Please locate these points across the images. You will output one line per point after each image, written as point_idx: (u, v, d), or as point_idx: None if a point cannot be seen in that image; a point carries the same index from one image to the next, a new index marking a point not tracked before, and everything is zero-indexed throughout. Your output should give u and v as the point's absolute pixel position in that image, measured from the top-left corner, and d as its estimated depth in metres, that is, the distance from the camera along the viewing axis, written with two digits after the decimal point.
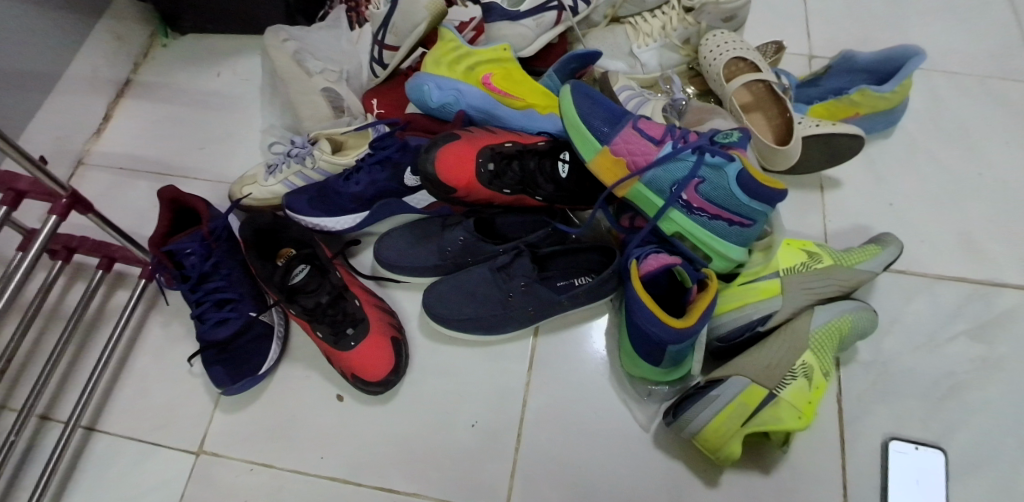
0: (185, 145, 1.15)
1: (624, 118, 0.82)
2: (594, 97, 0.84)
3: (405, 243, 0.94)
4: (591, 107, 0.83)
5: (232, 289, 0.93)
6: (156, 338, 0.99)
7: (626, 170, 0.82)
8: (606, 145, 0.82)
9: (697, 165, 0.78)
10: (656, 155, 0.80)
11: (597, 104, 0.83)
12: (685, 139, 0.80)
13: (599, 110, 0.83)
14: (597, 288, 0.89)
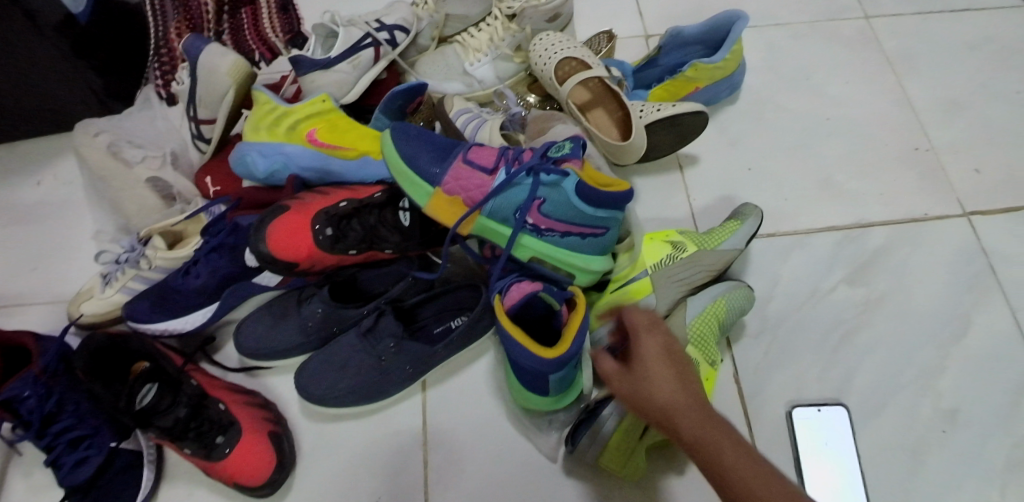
0: (12, 268, 1.04)
1: (452, 153, 0.79)
2: (419, 137, 0.80)
3: (262, 327, 0.87)
4: (415, 148, 0.79)
5: (84, 424, 0.84)
6: (17, 493, 0.89)
7: (465, 207, 0.79)
8: (436, 185, 0.78)
9: (533, 187, 0.75)
10: (490, 185, 0.76)
11: (422, 145, 0.80)
12: (518, 161, 0.77)
13: (425, 150, 0.79)
14: (471, 328, 0.84)
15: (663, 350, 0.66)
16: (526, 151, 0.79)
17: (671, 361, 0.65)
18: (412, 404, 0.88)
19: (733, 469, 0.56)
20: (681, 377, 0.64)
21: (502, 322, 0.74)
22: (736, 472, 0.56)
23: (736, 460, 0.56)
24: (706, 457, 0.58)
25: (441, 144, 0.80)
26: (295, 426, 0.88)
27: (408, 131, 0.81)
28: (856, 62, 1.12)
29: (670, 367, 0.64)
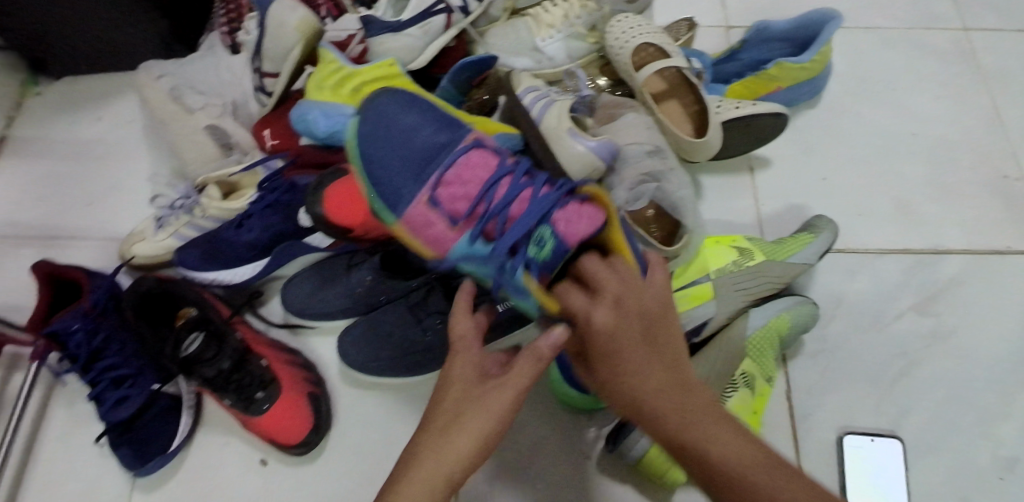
0: (70, 202, 1.05)
1: (422, 182, 0.68)
2: (403, 170, 0.69)
3: (309, 288, 0.86)
4: (381, 173, 0.70)
5: (128, 364, 0.84)
6: (59, 422, 0.90)
7: (426, 247, 0.69)
8: (396, 218, 0.69)
9: (494, 277, 0.64)
10: (454, 243, 0.66)
11: (392, 166, 0.70)
12: (489, 231, 0.64)
13: (390, 190, 0.69)
14: (517, 317, 0.84)
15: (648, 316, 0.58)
16: (511, 207, 0.64)
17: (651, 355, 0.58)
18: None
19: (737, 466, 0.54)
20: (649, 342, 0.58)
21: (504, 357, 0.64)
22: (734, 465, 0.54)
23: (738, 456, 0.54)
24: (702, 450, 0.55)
25: (408, 165, 0.69)
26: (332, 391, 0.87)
27: (376, 153, 0.71)
28: (949, 77, 1.05)
29: (661, 370, 0.58)
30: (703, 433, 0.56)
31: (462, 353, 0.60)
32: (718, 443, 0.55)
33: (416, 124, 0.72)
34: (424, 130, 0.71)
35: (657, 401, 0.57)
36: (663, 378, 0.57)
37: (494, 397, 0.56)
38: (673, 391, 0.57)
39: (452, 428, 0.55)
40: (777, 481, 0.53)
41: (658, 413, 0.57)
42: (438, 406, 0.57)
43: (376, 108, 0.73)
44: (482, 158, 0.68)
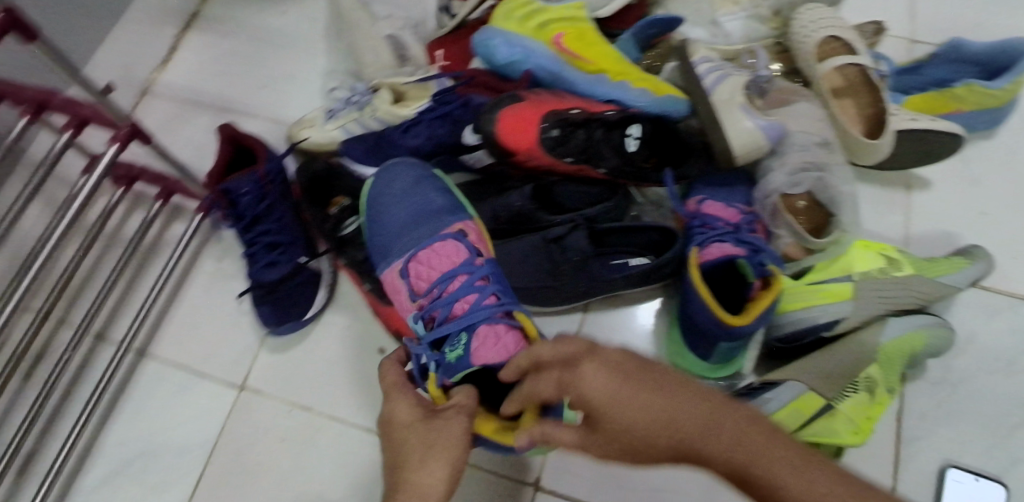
0: (247, 81, 1.12)
1: (404, 248, 0.82)
2: (418, 237, 0.82)
3: None
4: (393, 230, 0.84)
5: (283, 233, 0.90)
6: (207, 274, 0.97)
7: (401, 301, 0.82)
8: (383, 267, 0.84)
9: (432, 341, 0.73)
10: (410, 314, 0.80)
11: (406, 242, 0.83)
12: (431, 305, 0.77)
13: (401, 240, 0.83)
14: (652, 272, 0.84)
15: (571, 356, 0.54)
16: (460, 302, 0.75)
17: (602, 363, 0.52)
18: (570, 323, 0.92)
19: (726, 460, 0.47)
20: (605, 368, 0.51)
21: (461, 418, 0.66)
22: (708, 441, 0.47)
23: (752, 437, 0.47)
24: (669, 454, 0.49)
25: (398, 232, 0.84)
26: None
27: (386, 196, 0.85)
28: None
29: (616, 388, 0.50)
30: (683, 422, 0.48)
31: (408, 414, 0.62)
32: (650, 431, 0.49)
33: (432, 203, 0.85)
34: (435, 198, 0.85)
35: (623, 418, 0.50)
36: (607, 389, 0.51)
37: (439, 438, 0.59)
38: (610, 373, 0.51)
39: (412, 486, 0.56)
40: (779, 464, 0.45)
41: (626, 421, 0.50)
42: (402, 468, 0.58)
43: (388, 175, 0.87)
44: (451, 247, 0.80)
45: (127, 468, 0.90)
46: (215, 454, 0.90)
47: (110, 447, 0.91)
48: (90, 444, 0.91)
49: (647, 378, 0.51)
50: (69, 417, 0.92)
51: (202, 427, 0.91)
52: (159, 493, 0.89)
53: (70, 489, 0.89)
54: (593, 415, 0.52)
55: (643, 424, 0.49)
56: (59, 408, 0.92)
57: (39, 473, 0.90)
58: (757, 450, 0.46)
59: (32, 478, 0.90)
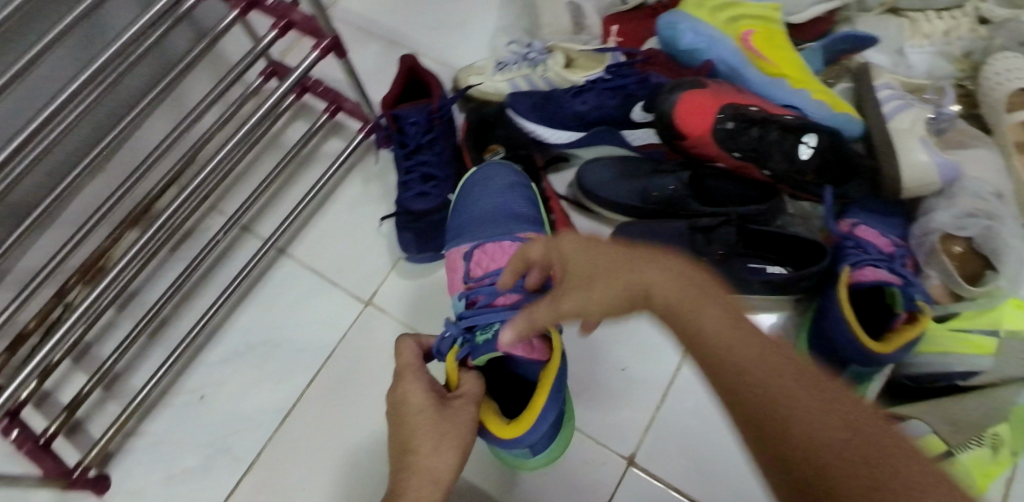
0: (420, 20, 1.16)
1: (474, 235, 0.84)
2: (489, 231, 0.83)
3: (608, 175, 0.92)
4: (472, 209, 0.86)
5: (438, 167, 0.93)
6: (354, 192, 1.01)
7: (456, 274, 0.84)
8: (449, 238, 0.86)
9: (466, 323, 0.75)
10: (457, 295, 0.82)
11: (480, 231, 0.84)
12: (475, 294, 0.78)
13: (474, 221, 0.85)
14: (791, 283, 0.84)
15: (589, 264, 0.56)
16: (505, 294, 0.76)
17: (669, 271, 0.53)
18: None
19: (775, 391, 0.47)
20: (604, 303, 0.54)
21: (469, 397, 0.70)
22: (782, 391, 0.47)
23: (810, 397, 0.46)
24: (746, 370, 0.48)
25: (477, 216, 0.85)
26: None
27: (483, 178, 0.88)
28: None
29: (626, 273, 0.54)
30: (751, 356, 0.49)
31: (413, 395, 0.66)
32: (726, 332, 0.50)
33: (514, 209, 0.86)
34: (518, 206, 0.86)
35: (692, 315, 0.51)
36: (680, 293, 0.52)
37: (437, 425, 0.64)
38: (676, 284, 0.53)
39: (413, 466, 0.61)
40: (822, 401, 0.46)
41: (706, 334, 0.50)
42: (410, 445, 0.63)
43: (493, 169, 0.89)
44: (515, 253, 0.82)
45: (246, 353, 0.94)
46: (331, 359, 0.93)
47: (236, 331, 0.95)
48: (219, 324, 0.96)
49: (713, 315, 0.51)
50: (205, 296, 0.98)
51: (324, 331, 0.94)
52: (275, 382, 0.92)
53: (193, 361, 0.94)
54: (577, 294, 0.55)
55: (710, 322, 0.50)
56: (198, 286, 0.98)
57: (169, 341, 0.96)
58: (745, 350, 0.49)
59: (162, 344, 0.96)
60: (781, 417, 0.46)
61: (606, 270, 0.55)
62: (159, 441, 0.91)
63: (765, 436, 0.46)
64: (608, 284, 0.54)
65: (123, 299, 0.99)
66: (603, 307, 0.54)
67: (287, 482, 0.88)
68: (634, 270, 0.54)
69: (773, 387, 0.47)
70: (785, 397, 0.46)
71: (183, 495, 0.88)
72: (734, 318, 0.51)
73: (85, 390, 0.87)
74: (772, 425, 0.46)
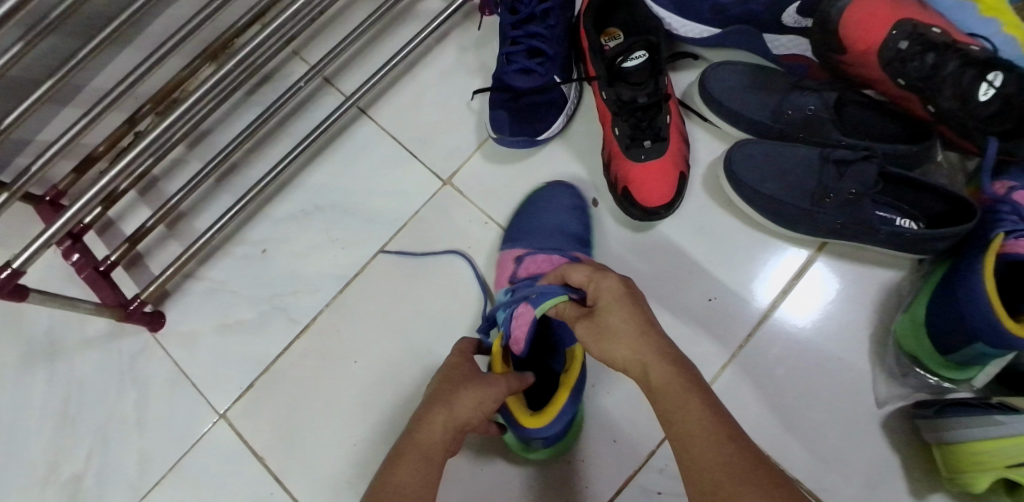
0: None
1: (531, 243, 0.82)
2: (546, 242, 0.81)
3: (740, 83, 0.82)
4: (538, 222, 0.83)
5: (549, 44, 0.82)
6: (449, 59, 0.91)
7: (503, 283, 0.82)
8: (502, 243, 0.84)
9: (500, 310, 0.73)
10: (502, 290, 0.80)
11: (537, 238, 0.82)
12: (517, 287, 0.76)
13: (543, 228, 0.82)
14: (921, 242, 0.74)
15: (614, 296, 0.60)
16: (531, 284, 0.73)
17: (665, 354, 0.56)
18: (799, 256, 0.83)
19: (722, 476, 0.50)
20: (607, 324, 0.58)
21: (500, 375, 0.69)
22: (722, 474, 0.51)
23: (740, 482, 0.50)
24: (694, 448, 0.52)
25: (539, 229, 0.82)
26: (688, 188, 0.85)
27: (553, 198, 0.84)
28: None
29: (630, 337, 0.57)
30: (709, 441, 0.52)
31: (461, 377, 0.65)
32: (700, 420, 0.53)
33: (566, 225, 0.83)
34: (571, 224, 0.83)
35: (662, 395, 0.55)
36: (669, 382, 0.55)
37: (469, 398, 0.62)
38: (673, 369, 0.56)
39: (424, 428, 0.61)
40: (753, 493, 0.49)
41: (662, 393, 0.55)
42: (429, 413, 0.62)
43: (555, 189, 0.85)
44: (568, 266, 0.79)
45: (314, 214, 0.89)
46: (399, 235, 0.87)
47: (305, 189, 0.90)
48: (289, 178, 0.90)
49: (675, 389, 0.55)
50: (278, 147, 0.92)
51: (396, 205, 0.88)
52: (339, 249, 0.88)
53: (258, 213, 0.90)
54: (606, 316, 0.59)
55: (686, 411, 0.54)
56: (271, 134, 0.92)
57: (237, 188, 0.91)
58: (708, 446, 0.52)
59: (230, 190, 0.91)
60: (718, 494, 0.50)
61: (619, 325, 0.58)
62: (216, 287, 0.88)
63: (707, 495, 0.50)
64: (621, 341, 0.57)
65: (194, 136, 0.94)
66: (613, 312, 0.59)
67: (338, 353, 0.85)
68: (617, 336, 0.58)
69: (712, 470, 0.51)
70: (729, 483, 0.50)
71: (234, 346, 0.86)
72: (720, 425, 0.53)
73: (148, 225, 0.83)
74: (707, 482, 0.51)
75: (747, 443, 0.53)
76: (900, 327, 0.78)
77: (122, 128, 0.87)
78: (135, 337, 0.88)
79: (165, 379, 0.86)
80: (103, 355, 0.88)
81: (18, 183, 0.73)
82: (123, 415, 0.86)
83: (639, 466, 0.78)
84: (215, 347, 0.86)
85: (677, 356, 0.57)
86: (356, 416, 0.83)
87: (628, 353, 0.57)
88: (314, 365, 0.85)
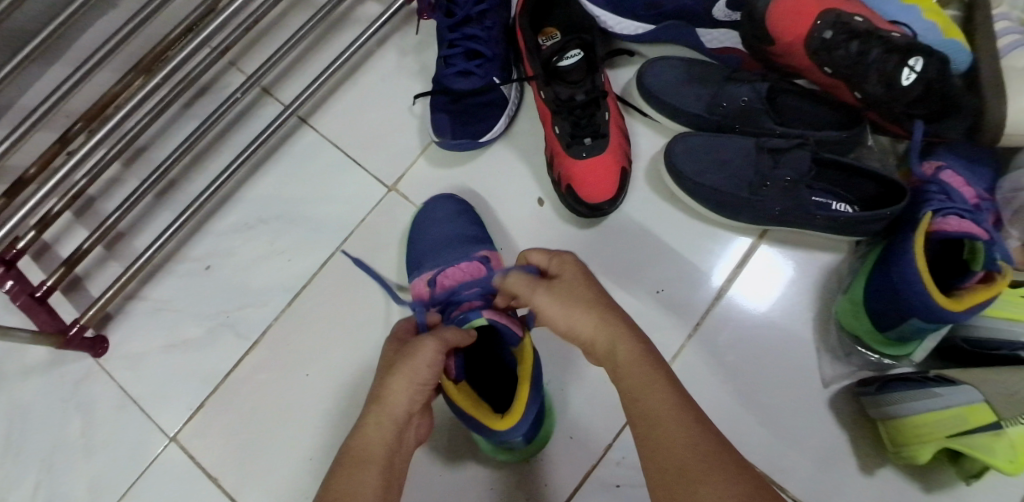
0: None
1: (437, 263, 0.81)
2: (450, 257, 0.80)
3: (676, 77, 0.83)
4: (443, 243, 0.81)
5: (487, 45, 0.82)
6: (389, 63, 0.91)
7: None
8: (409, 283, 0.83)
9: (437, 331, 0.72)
10: None
11: (444, 257, 0.81)
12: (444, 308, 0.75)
13: (450, 247, 0.81)
14: (855, 224, 0.76)
15: (576, 276, 0.60)
16: (473, 299, 0.72)
17: (634, 333, 0.56)
18: (742, 243, 0.85)
19: (686, 459, 0.49)
20: (574, 296, 0.58)
21: (457, 399, 0.65)
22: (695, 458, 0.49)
23: (704, 464, 0.49)
24: (659, 429, 0.51)
25: (439, 251, 0.81)
26: (632, 182, 0.86)
27: (433, 213, 0.84)
28: None
29: (600, 311, 0.57)
30: (674, 423, 0.51)
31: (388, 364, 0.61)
32: (666, 402, 0.52)
33: (458, 233, 0.82)
34: (459, 228, 0.82)
35: (628, 375, 0.55)
36: (635, 362, 0.55)
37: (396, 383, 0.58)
38: (641, 350, 0.55)
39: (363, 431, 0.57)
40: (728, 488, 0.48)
41: (627, 372, 0.55)
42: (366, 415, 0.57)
43: (427, 207, 0.84)
44: (475, 269, 0.78)
45: (259, 226, 0.87)
46: (347, 244, 0.86)
47: (248, 201, 0.88)
48: (231, 191, 0.89)
49: (641, 372, 0.54)
50: (218, 160, 0.90)
51: (342, 213, 0.87)
52: (287, 260, 0.86)
53: (201, 227, 0.88)
54: (572, 290, 0.58)
55: (652, 393, 0.53)
56: (211, 147, 0.90)
57: (177, 204, 0.89)
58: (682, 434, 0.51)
59: (171, 206, 0.89)
60: (679, 477, 0.49)
61: (587, 299, 0.58)
62: (160, 307, 0.86)
63: (669, 477, 0.49)
64: (589, 312, 0.57)
65: (131, 153, 0.91)
66: (576, 291, 0.58)
67: (290, 366, 0.84)
68: (584, 309, 0.57)
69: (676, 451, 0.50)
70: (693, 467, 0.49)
71: (183, 365, 0.84)
72: (686, 407, 0.52)
73: (85, 246, 0.81)
74: (670, 464, 0.50)
75: (712, 428, 0.52)
76: (840, 307, 0.80)
77: (53, 147, 0.84)
78: (78, 362, 0.85)
79: (111, 403, 0.84)
80: (46, 383, 0.85)
81: None
82: (69, 444, 0.83)
83: (598, 460, 0.79)
84: (163, 368, 0.84)
85: (642, 335, 0.57)
86: (311, 429, 0.82)
87: (596, 328, 0.57)
88: (266, 380, 0.83)
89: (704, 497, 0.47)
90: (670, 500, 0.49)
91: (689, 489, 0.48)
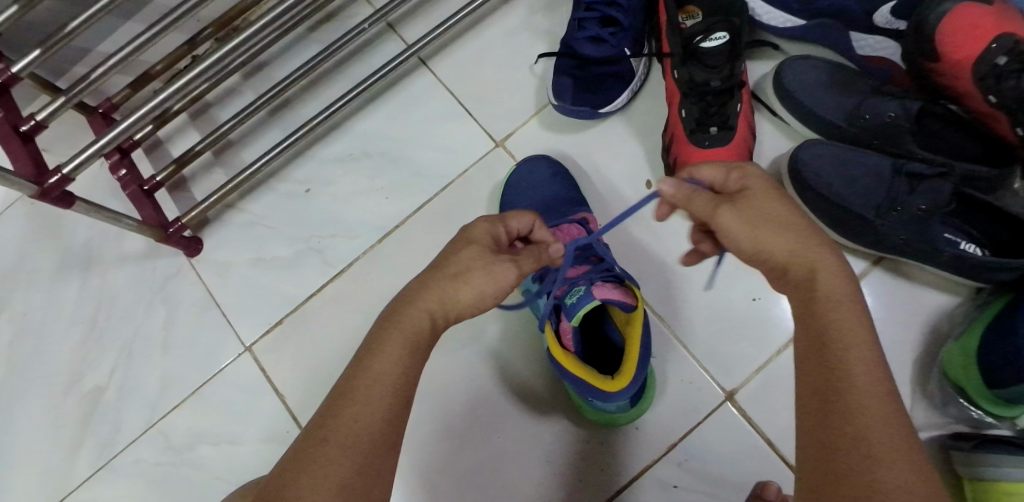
0: None
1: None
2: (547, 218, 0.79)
3: (819, 79, 0.79)
4: (542, 205, 0.80)
5: (625, 14, 0.80)
6: (518, 18, 0.89)
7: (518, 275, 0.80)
8: None
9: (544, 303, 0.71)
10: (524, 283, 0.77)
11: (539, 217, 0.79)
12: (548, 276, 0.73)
13: (548, 211, 0.79)
14: (988, 270, 0.70)
15: (768, 199, 0.53)
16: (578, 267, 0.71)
17: (841, 263, 0.50)
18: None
19: (869, 392, 0.45)
20: (766, 220, 0.52)
21: (566, 364, 0.65)
22: (875, 386, 0.46)
23: (879, 405, 0.45)
24: (848, 353, 0.46)
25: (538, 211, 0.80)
26: None
27: (533, 171, 0.82)
28: None
29: (798, 234, 0.51)
30: (867, 371, 0.46)
31: (469, 268, 0.56)
32: (867, 341, 0.47)
33: (558, 195, 0.80)
34: (561, 191, 0.81)
35: (823, 296, 0.49)
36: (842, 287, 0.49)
37: (472, 289, 0.55)
38: (847, 285, 0.50)
39: (361, 372, 0.50)
40: (893, 420, 0.45)
41: (830, 299, 0.49)
42: (414, 304, 0.54)
43: (531, 164, 0.83)
44: (575, 232, 0.76)
45: (362, 159, 0.88)
46: (445, 192, 0.86)
47: (356, 133, 0.89)
48: (341, 120, 0.89)
49: (846, 297, 0.49)
50: (333, 88, 0.91)
51: (445, 159, 0.86)
52: (383, 198, 0.86)
53: (306, 151, 0.89)
54: (758, 211, 0.52)
55: (851, 325, 0.47)
56: (328, 72, 0.91)
57: (288, 124, 0.90)
58: (871, 358, 0.46)
59: (281, 124, 0.90)
60: (849, 421, 0.45)
61: (783, 220, 0.52)
62: (256, 220, 0.88)
63: (840, 414, 0.45)
64: (787, 232, 0.51)
65: (251, 66, 0.93)
66: (772, 214, 0.52)
67: (369, 302, 0.84)
68: (786, 228, 0.51)
69: (860, 405, 0.45)
70: (871, 432, 0.44)
71: (267, 282, 0.86)
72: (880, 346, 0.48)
73: (197, 148, 0.83)
74: (840, 417, 0.45)
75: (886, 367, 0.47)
76: (948, 353, 0.74)
77: (182, 48, 0.85)
78: (171, 258, 0.88)
79: (195, 303, 0.87)
80: (138, 273, 0.88)
81: (76, 90, 0.73)
82: (151, 334, 0.86)
83: (659, 457, 0.77)
84: (248, 279, 0.86)
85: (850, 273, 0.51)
86: None
87: (792, 252, 0.51)
88: (343, 311, 0.84)
89: (874, 432, 0.44)
90: (833, 415, 0.45)
91: (858, 419, 0.45)
